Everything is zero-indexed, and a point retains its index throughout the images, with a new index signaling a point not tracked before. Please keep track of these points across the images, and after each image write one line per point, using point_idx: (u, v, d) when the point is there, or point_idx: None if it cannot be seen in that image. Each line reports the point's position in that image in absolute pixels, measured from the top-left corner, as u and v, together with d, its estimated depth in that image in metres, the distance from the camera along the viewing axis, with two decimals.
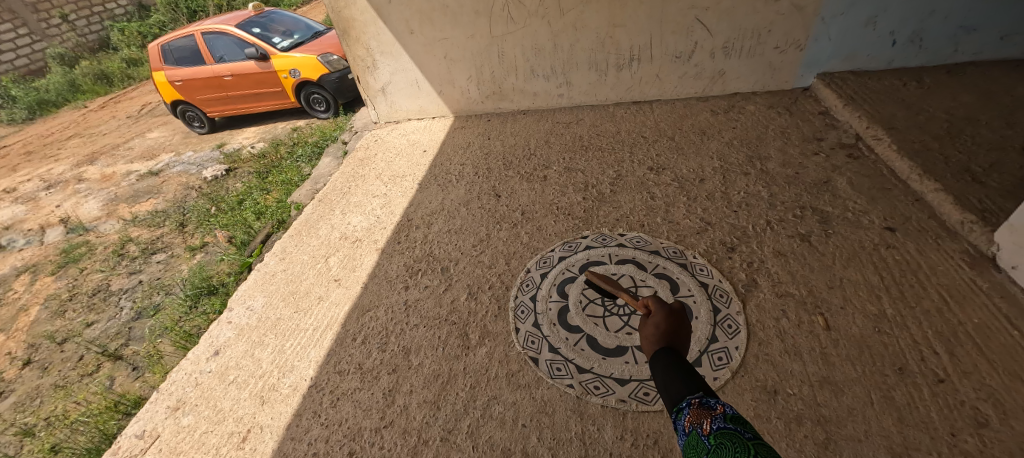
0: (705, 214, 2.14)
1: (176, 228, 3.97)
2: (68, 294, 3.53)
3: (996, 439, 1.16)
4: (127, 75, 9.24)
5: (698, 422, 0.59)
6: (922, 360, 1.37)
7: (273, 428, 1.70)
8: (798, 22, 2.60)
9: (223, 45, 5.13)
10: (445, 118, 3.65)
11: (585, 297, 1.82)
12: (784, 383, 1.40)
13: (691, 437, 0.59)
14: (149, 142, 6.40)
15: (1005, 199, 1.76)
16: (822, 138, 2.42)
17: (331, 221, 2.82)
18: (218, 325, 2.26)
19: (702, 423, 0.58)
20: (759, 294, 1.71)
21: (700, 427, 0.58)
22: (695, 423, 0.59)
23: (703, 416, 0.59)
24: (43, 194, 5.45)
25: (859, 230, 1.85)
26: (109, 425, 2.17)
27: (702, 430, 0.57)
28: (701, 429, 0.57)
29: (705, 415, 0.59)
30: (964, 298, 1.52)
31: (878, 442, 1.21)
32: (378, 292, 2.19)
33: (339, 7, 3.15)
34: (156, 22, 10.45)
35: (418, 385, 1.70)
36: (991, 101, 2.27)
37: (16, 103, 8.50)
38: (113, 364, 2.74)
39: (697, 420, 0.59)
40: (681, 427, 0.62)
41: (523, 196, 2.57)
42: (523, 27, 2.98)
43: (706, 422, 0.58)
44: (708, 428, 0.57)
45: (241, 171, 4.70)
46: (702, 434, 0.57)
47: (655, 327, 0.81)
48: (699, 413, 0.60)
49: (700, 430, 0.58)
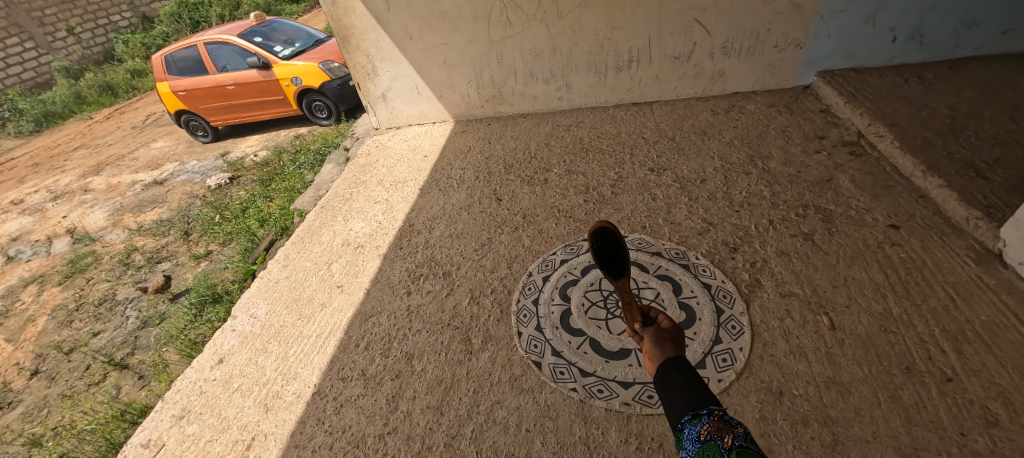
0: (707, 214, 2.13)
1: (181, 236, 4.00)
2: (75, 304, 3.56)
3: (1007, 438, 1.14)
4: (133, 86, 9.38)
5: (719, 434, 0.53)
6: (930, 358, 1.36)
7: (277, 436, 1.70)
8: (797, 20, 2.59)
9: (226, 54, 5.18)
10: (446, 122, 3.67)
11: (587, 300, 1.81)
12: (789, 383, 1.39)
13: (705, 447, 0.53)
14: (155, 152, 6.45)
15: (1011, 195, 1.73)
16: (824, 136, 2.41)
17: (334, 228, 2.83)
18: (223, 333, 2.26)
19: (723, 436, 0.52)
20: (763, 294, 1.70)
21: (721, 439, 0.52)
22: (713, 435, 0.53)
23: (724, 429, 0.53)
24: (50, 205, 5.51)
25: (863, 228, 1.84)
26: (115, 434, 2.17)
27: (722, 443, 0.52)
28: (720, 441, 0.52)
29: (726, 429, 0.53)
30: (970, 295, 1.50)
31: (886, 442, 1.19)
32: (381, 297, 2.19)
33: (340, 16, 3.19)
34: (159, 34, 10.57)
35: (421, 390, 1.70)
36: (994, 96, 2.25)
37: (23, 116, 8.64)
38: (119, 373, 2.76)
39: (717, 432, 0.53)
40: (694, 435, 0.56)
41: (524, 199, 2.57)
42: (521, 32, 2.99)
43: (728, 436, 0.52)
44: (729, 442, 0.51)
45: (245, 180, 4.72)
46: (721, 446, 0.51)
47: (660, 342, 0.76)
48: (720, 426, 0.54)
49: (720, 442, 0.52)
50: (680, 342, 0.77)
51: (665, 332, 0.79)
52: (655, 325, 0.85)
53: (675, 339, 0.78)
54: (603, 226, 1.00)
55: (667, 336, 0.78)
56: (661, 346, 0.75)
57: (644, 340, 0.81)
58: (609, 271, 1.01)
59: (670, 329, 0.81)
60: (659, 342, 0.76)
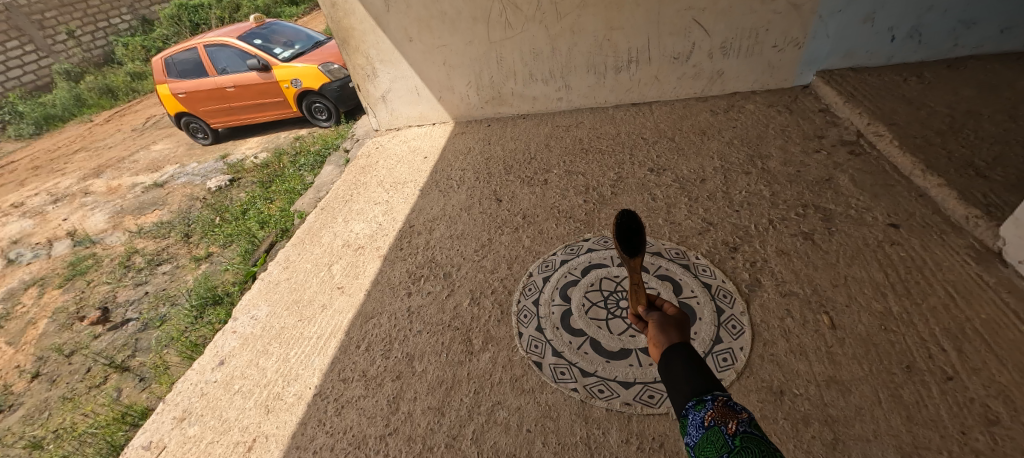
0: (707, 214, 2.13)
1: (182, 239, 4.00)
2: (75, 307, 3.57)
3: (1008, 436, 1.14)
4: (132, 89, 9.40)
5: (723, 420, 0.53)
6: (930, 357, 1.36)
7: (278, 437, 1.70)
8: (796, 20, 2.60)
9: (225, 56, 5.19)
10: (446, 123, 3.68)
11: (587, 300, 1.81)
12: (790, 383, 1.39)
13: (708, 433, 0.53)
14: (155, 154, 6.45)
15: (1011, 193, 1.74)
16: (823, 136, 2.41)
17: (334, 229, 2.83)
18: (224, 335, 2.26)
19: (727, 422, 0.52)
20: (763, 293, 1.70)
21: (725, 425, 0.52)
22: (717, 420, 0.53)
23: (728, 416, 0.53)
24: (50, 207, 5.51)
25: (862, 227, 1.84)
26: (115, 437, 2.17)
27: (725, 429, 0.52)
28: (725, 428, 0.52)
29: (730, 415, 0.53)
30: (970, 294, 1.50)
31: (887, 441, 1.20)
32: (381, 298, 2.20)
33: (340, 17, 3.20)
34: (159, 36, 10.59)
35: (422, 391, 1.70)
36: (992, 95, 2.25)
37: (23, 119, 8.66)
38: (120, 376, 2.76)
39: (721, 418, 0.53)
40: (698, 420, 0.55)
41: (524, 200, 2.58)
42: (520, 33, 3.00)
43: (732, 423, 0.52)
44: (733, 428, 0.51)
45: (245, 182, 4.72)
46: (725, 432, 0.51)
47: (666, 327, 0.75)
48: (724, 412, 0.54)
49: (724, 428, 0.52)
50: (684, 328, 0.76)
51: (669, 317, 0.79)
52: (659, 310, 0.84)
53: (680, 324, 0.77)
54: (624, 214, 1.03)
55: (672, 322, 0.77)
56: (667, 331, 0.74)
57: (648, 326, 0.80)
58: (625, 247, 0.98)
59: (674, 313, 0.80)
60: (663, 327, 0.75)
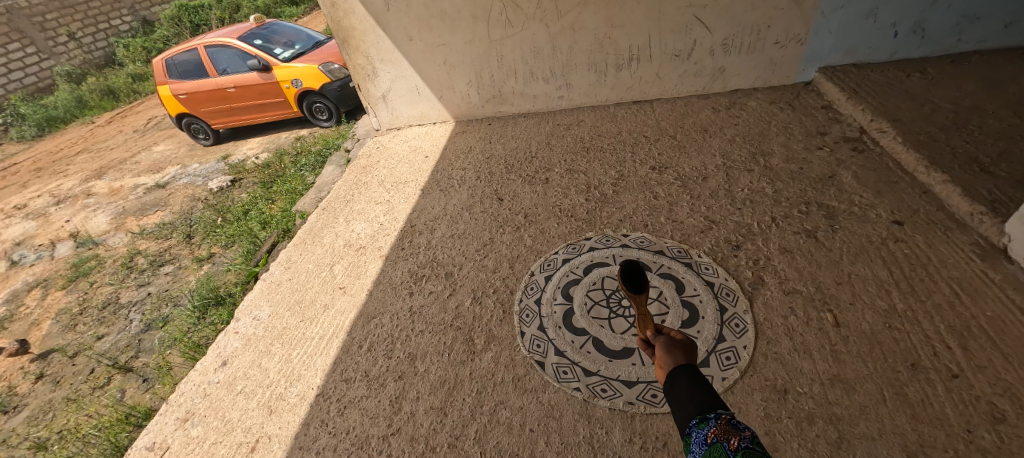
0: (709, 212, 2.12)
1: (183, 239, 4.01)
2: (79, 308, 3.58)
3: (1014, 435, 1.13)
4: (133, 90, 9.40)
5: (725, 436, 0.52)
6: (935, 355, 1.35)
7: (281, 438, 1.70)
8: (798, 17, 2.58)
9: (226, 58, 5.20)
10: (447, 122, 3.67)
11: (589, 299, 1.80)
12: (794, 381, 1.38)
13: (711, 449, 0.52)
14: (156, 155, 6.46)
15: (1015, 190, 1.73)
16: (826, 132, 2.40)
17: (336, 229, 2.83)
18: (226, 335, 2.27)
19: (729, 438, 0.52)
20: (766, 291, 1.69)
21: (726, 442, 0.51)
22: (721, 437, 0.52)
23: (731, 432, 0.53)
24: (53, 209, 5.52)
25: (866, 224, 1.83)
26: (119, 437, 2.18)
27: (728, 445, 0.51)
28: (727, 444, 0.51)
29: (732, 432, 0.53)
30: (976, 291, 1.49)
31: (892, 440, 1.19)
32: (383, 298, 2.19)
33: (339, 17, 3.19)
34: (159, 37, 10.60)
35: (424, 391, 1.69)
36: (996, 91, 2.24)
37: (25, 121, 8.67)
38: (123, 376, 2.77)
39: (723, 434, 0.52)
40: (701, 438, 0.55)
41: (525, 199, 2.57)
42: (520, 31, 2.99)
43: (734, 438, 0.51)
44: (735, 445, 0.51)
45: (246, 182, 4.73)
46: (727, 448, 0.51)
47: (671, 352, 0.73)
48: (726, 429, 0.53)
49: (726, 444, 0.51)
50: (691, 350, 0.75)
51: (675, 339, 0.77)
52: (666, 333, 0.82)
53: (687, 347, 0.75)
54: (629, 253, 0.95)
55: (679, 344, 0.75)
56: (673, 352, 0.73)
57: (655, 349, 0.78)
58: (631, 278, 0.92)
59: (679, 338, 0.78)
60: (669, 348, 0.74)
